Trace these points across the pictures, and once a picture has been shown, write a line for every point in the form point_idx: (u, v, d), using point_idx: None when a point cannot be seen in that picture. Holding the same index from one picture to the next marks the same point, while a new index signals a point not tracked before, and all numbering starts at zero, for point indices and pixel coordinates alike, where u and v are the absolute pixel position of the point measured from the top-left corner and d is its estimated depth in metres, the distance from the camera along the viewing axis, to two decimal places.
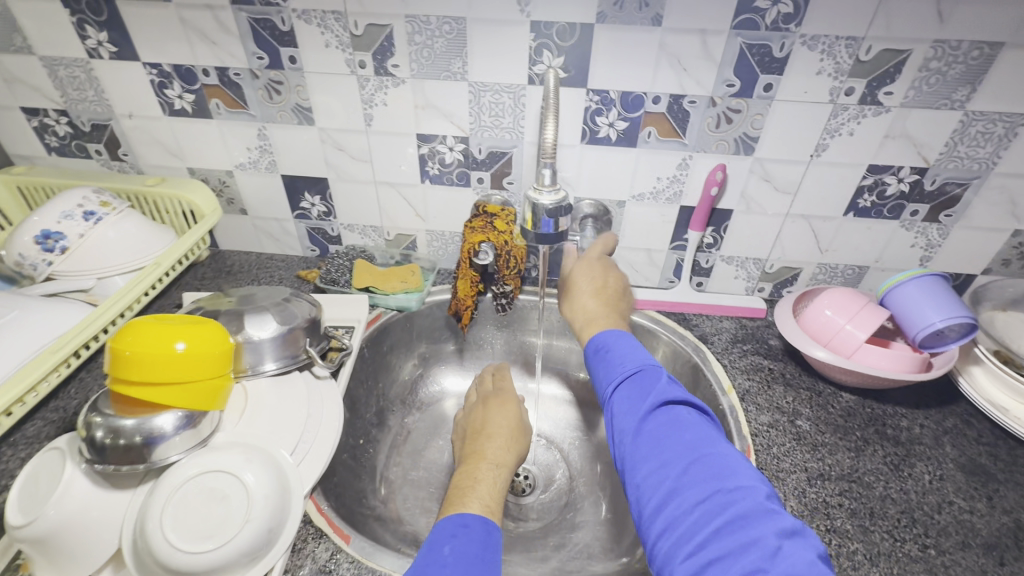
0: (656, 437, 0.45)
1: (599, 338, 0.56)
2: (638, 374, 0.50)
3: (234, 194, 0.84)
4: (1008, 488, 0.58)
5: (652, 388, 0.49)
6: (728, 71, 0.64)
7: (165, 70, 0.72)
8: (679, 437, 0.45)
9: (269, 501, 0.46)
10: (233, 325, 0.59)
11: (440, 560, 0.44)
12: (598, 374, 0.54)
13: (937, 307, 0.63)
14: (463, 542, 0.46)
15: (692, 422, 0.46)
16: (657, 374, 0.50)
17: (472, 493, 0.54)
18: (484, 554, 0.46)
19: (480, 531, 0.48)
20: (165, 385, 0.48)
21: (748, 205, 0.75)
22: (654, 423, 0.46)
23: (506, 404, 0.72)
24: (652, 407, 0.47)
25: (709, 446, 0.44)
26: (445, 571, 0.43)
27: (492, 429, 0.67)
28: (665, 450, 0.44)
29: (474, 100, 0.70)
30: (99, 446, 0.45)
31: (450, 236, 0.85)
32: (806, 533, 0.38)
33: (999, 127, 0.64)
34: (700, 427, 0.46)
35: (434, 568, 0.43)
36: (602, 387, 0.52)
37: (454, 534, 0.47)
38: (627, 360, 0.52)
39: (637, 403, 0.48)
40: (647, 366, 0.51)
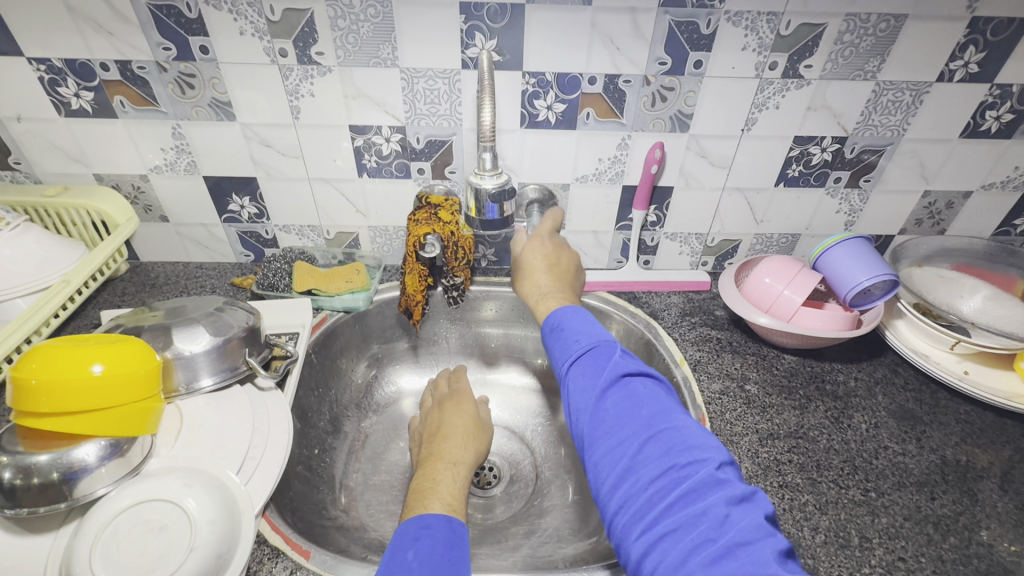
0: (612, 415, 0.46)
1: (556, 315, 0.56)
2: (592, 350, 0.50)
3: (151, 200, 0.78)
4: (933, 428, 0.63)
5: (606, 364, 0.49)
6: (659, 49, 0.65)
7: (55, 65, 0.64)
8: (634, 415, 0.45)
9: (216, 526, 0.43)
10: (159, 342, 0.54)
11: (406, 566, 0.42)
12: (553, 350, 0.53)
13: (863, 267, 0.67)
14: (428, 545, 0.45)
15: (647, 397, 0.46)
16: (611, 350, 0.50)
17: (433, 493, 0.53)
18: (452, 554, 0.45)
19: (444, 531, 0.47)
20: (84, 412, 0.43)
21: (687, 180, 0.77)
22: (610, 401, 0.46)
23: (460, 405, 0.71)
24: (607, 384, 0.47)
25: (663, 422, 0.44)
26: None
27: (449, 429, 0.66)
28: (620, 427, 0.45)
29: (407, 87, 0.67)
30: (9, 489, 0.40)
31: (394, 231, 0.82)
32: (755, 497, 0.40)
33: (907, 95, 0.69)
34: (657, 401, 0.46)
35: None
36: (557, 365, 0.52)
37: (417, 537, 0.46)
38: (582, 337, 0.52)
39: (593, 380, 0.48)
40: (601, 340, 0.51)
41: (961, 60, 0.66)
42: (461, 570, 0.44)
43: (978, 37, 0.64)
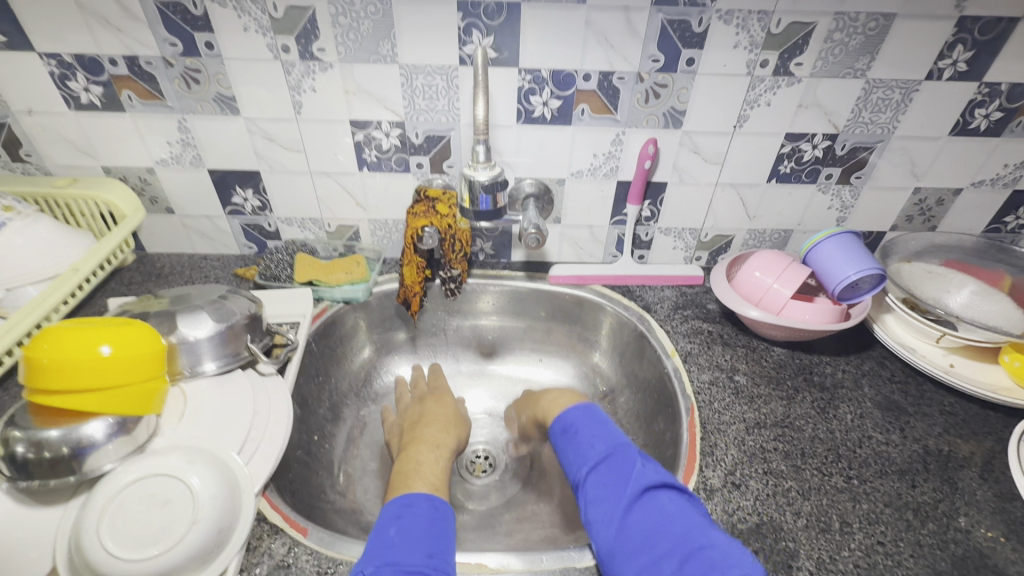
0: (642, 530, 0.47)
1: (567, 418, 0.63)
2: (610, 459, 0.55)
3: (157, 192, 0.80)
4: (917, 419, 0.64)
5: (632, 478, 0.52)
6: (652, 46, 0.66)
7: (65, 60, 0.66)
8: (666, 529, 0.47)
9: (218, 502, 0.45)
10: (164, 327, 0.56)
11: (386, 541, 0.47)
12: (567, 455, 0.59)
13: (851, 261, 0.68)
14: (410, 521, 0.49)
15: (678, 512, 0.48)
16: (633, 462, 0.53)
17: (417, 472, 0.58)
18: (433, 529, 0.49)
19: (426, 508, 0.51)
20: (92, 391, 0.45)
21: (680, 176, 0.78)
22: (637, 513, 0.49)
23: (441, 398, 0.76)
24: (633, 498, 0.50)
25: (695, 537, 0.45)
26: (391, 551, 0.46)
27: (430, 416, 0.71)
28: (653, 544, 0.46)
29: (407, 83, 0.69)
30: (21, 462, 0.43)
31: (393, 224, 0.84)
32: None
33: (896, 93, 0.70)
34: (687, 515, 0.48)
35: (386, 550, 0.46)
36: (576, 470, 0.56)
37: (399, 514, 0.50)
38: (598, 444, 0.57)
39: (618, 493, 0.51)
40: (616, 448, 0.56)
41: (950, 59, 0.67)
42: (443, 545, 0.48)
43: (966, 36, 0.65)
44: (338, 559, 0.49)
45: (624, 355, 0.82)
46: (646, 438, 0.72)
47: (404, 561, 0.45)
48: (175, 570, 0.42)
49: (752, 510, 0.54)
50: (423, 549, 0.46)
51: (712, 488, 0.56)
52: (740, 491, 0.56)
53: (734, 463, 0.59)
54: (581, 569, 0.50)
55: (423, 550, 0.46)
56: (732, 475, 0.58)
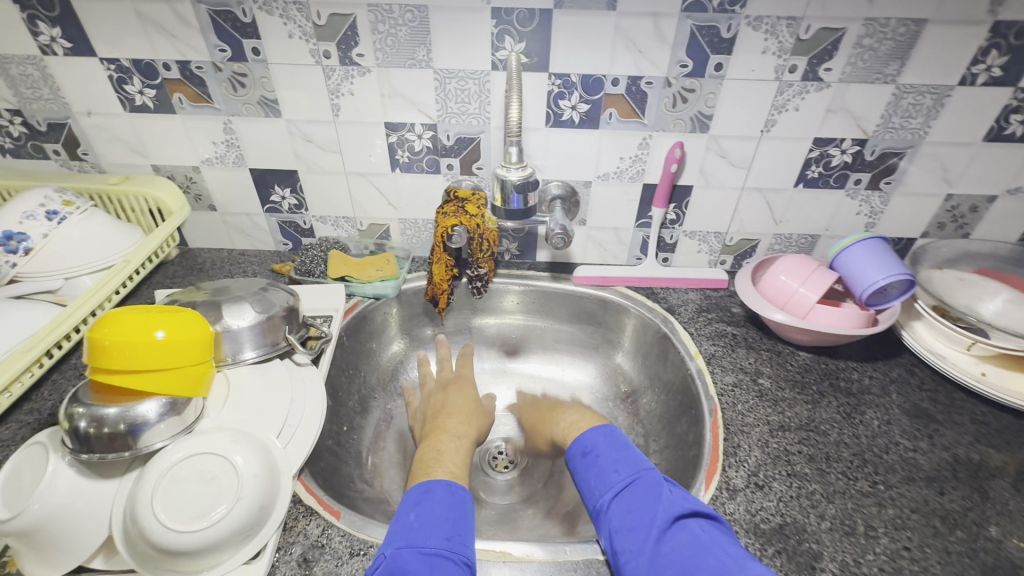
0: (676, 560, 0.46)
1: (587, 442, 0.62)
2: (636, 486, 0.54)
3: (201, 190, 0.84)
4: (947, 427, 0.64)
5: (662, 506, 0.51)
6: (681, 52, 0.67)
7: (123, 65, 0.71)
8: (700, 560, 0.45)
9: (259, 482, 0.48)
10: (210, 316, 0.60)
11: (406, 525, 0.49)
12: (588, 482, 0.58)
13: (879, 267, 0.68)
14: (428, 507, 0.51)
15: (711, 540, 0.47)
16: (661, 490, 0.53)
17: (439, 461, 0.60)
18: (452, 514, 0.51)
19: (443, 495, 0.53)
20: (147, 373, 0.48)
21: (706, 180, 0.79)
22: (670, 544, 0.47)
23: (464, 389, 0.78)
24: (664, 527, 0.49)
25: (735, 567, 0.44)
26: (411, 534, 0.48)
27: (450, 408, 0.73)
28: None
29: (440, 87, 0.72)
30: (83, 436, 0.45)
31: (423, 223, 0.87)
32: None
33: (928, 98, 0.69)
34: (720, 542, 0.46)
35: (406, 533, 0.48)
36: (598, 497, 0.55)
37: (419, 501, 0.52)
38: (621, 470, 0.56)
39: (647, 520, 0.50)
40: (642, 475, 0.55)
41: (984, 64, 0.66)
42: (462, 528, 0.50)
43: (1000, 41, 0.64)
44: (368, 542, 0.51)
45: (647, 357, 0.83)
46: (669, 439, 0.73)
47: (424, 544, 0.47)
48: (220, 544, 0.45)
49: (775, 511, 0.55)
50: (441, 534, 0.49)
51: (735, 488, 0.57)
52: (763, 492, 0.56)
53: (757, 465, 0.59)
54: (602, 561, 0.51)
55: (441, 532, 0.48)
56: (755, 476, 0.58)
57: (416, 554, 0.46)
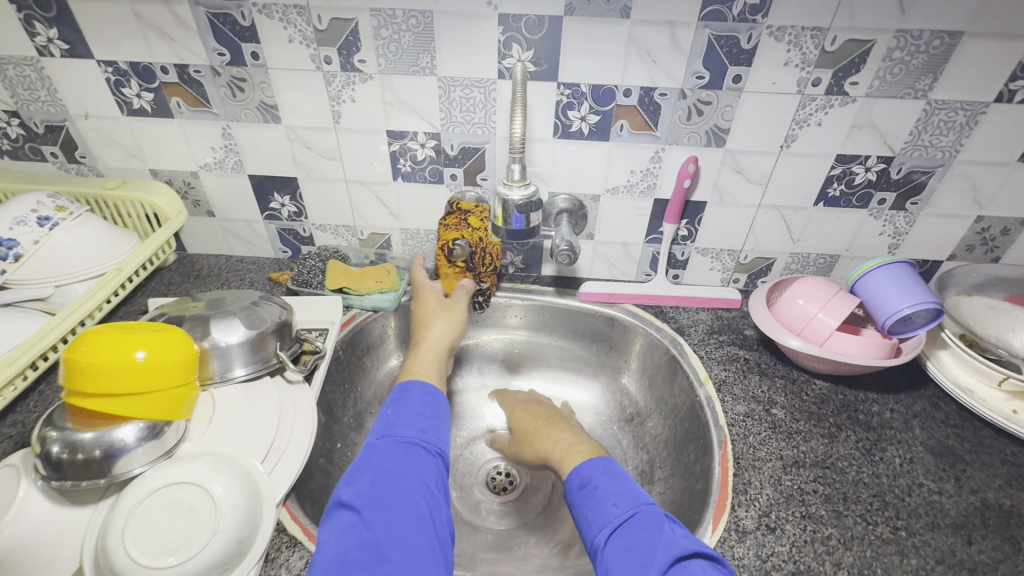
0: None
1: (584, 472, 0.56)
2: (634, 522, 0.49)
3: (200, 195, 0.82)
4: (975, 468, 0.60)
5: (660, 547, 0.46)
6: (697, 62, 0.64)
7: (120, 67, 0.69)
8: None
9: (239, 512, 0.45)
10: (198, 331, 0.57)
11: (385, 418, 0.56)
12: (586, 514, 0.52)
13: (905, 293, 0.64)
14: (405, 404, 0.57)
15: None
16: (660, 528, 0.48)
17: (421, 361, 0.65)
18: (426, 409, 0.57)
19: (419, 395, 0.59)
20: (125, 396, 0.46)
21: (721, 196, 0.75)
22: None
23: (423, 296, 0.73)
24: (663, 571, 0.44)
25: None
26: (391, 425, 0.55)
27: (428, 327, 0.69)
28: None
29: (444, 95, 0.69)
30: (56, 462, 0.43)
31: (425, 234, 0.84)
32: None
33: (960, 115, 0.65)
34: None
35: (385, 425, 0.55)
36: (594, 533, 0.50)
37: (397, 398, 0.59)
38: (620, 505, 0.51)
39: (646, 563, 0.45)
40: (640, 509, 0.50)
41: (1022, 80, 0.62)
42: (436, 421, 0.57)
43: None
44: None
45: (654, 379, 0.79)
46: (675, 468, 0.69)
47: (401, 433, 0.54)
48: None
49: (787, 557, 0.51)
50: (416, 424, 0.55)
51: (745, 530, 0.53)
52: (775, 535, 0.53)
53: (769, 504, 0.56)
54: None
55: (416, 425, 0.55)
56: (767, 517, 0.54)
57: (394, 443, 0.53)
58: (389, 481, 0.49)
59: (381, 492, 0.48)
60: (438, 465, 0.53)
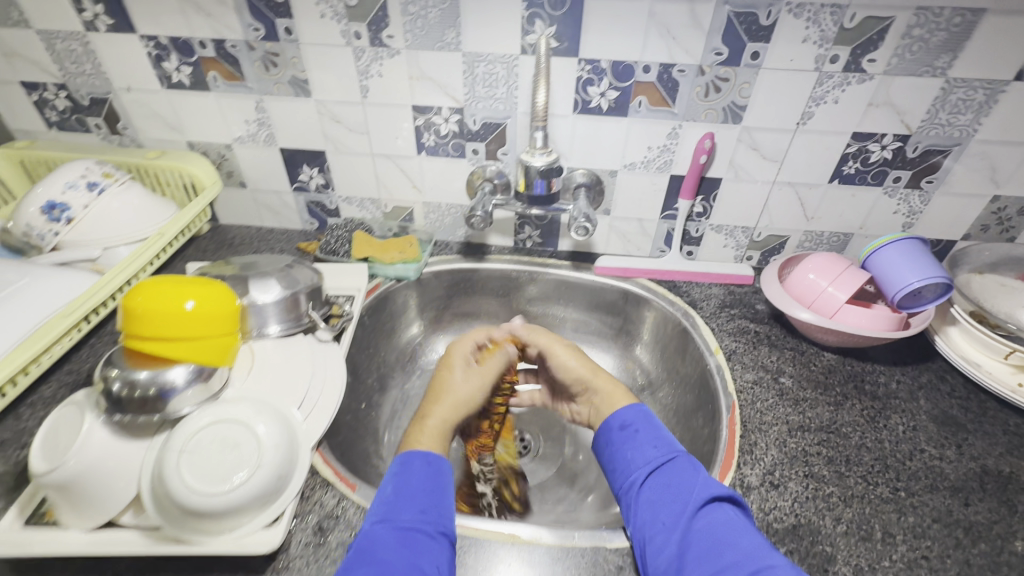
0: (705, 541, 0.45)
1: (626, 416, 0.58)
2: (672, 464, 0.52)
3: (233, 167, 0.86)
4: (977, 437, 0.61)
5: (698, 486, 0.49)
6: (716, 39, 0.66)
7: (161, 42, 0.73)
8: (736, 542, 0.44)
9: (280, 450, 0.49)
10: (237, 289, 0.62)
11: (382, 499, 0.49)
12: (625, 453, 0.55)
13: (914, 268, 0.66)
14: (405, 479, 0.51)
15: (743, 526, 0.46)
16: (697, 470, 0.51)
17: (426, 433, 0.57)
18: (428, 485, 0.51)
19: (422, 470, 0.52)
20: (176, 340, 0.50)
21: (736, 173, 0.77)
22: (703, 523, 0.46)
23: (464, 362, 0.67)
24: (698, 507, 0.47)
25: (765, 556, 0.43)
26: (390, 507, 0.48)
27: (449, 388, 0.63)
28: (720, 553, 0.43)
29: (469, 70, 0.71)
30: (116, 398, 0.47)
31: (446, 208, 0.87)
32: None
33: (979, 93, 0.66)
34: (752, 533, 0.45)
35: (384, 507, 0.48)
36: (632, 471, 0.53)
37: (396, 472, 0.52)
38: (659, 447, 0.54)
39: (684, 497, 0.48)
40: (678, 454, 0.53)
41: None
42: (439, 499, 0.50)
43: None
44: None
45: (666, 350, 0.82)
46: (683, 434, 0.72)
47: (400, 518, 0.47)
48: (240, 508, 0.47)
49: (789, 512, 0.54)
50: (418, 505, 0.49)
51: (749, 486, 0.56)
52: (778, 491, 0.56)
53: (773, 464, 0.58)
54: (609, 548, 0.51)
55: (417, 506, 0.48)
56: (771, 475, 0.57)
57: (391, 531, 0.46)
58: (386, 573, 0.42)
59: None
60: (443, 549, 0.47)
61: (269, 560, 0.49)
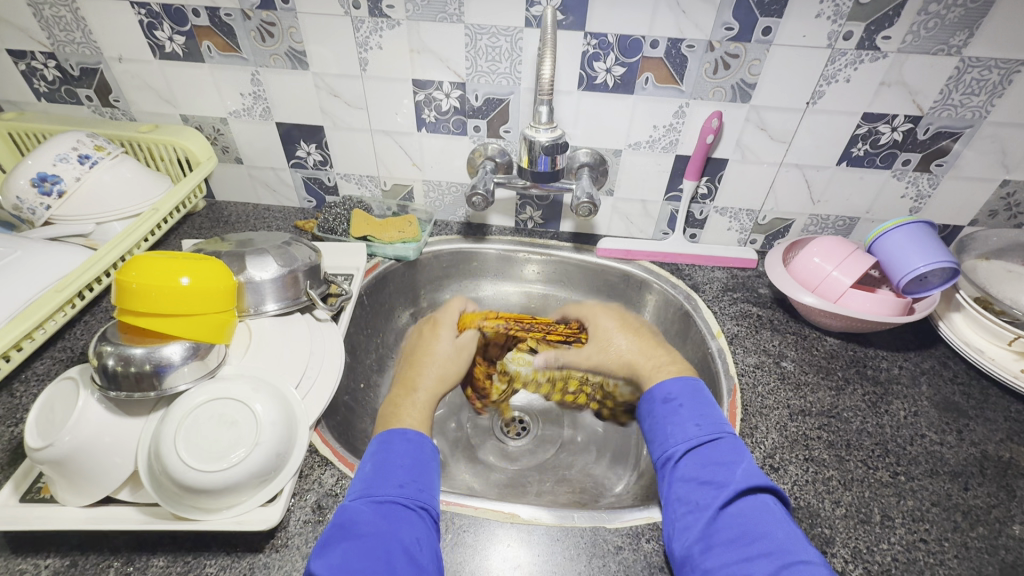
0: (737, 525, 0.45)
1: (672, 387, 0.58)
2: (714, 445, 0.51)
3: (229, 142, 0.84)
4: (977, 423, 0.61)
5: (737, 470, 0.49)
6: (727, 13, 0.63)
7: (153, 10, 0.70)
8: (767, 531, 0.44)
9: (278, 429, 0.49)
10: (234, 266, 0.60)
11: (362, 476, 0.49)
12: (667, 429, 0.55)
13: (921, 252, 0.65)
14: (385, 456, 0.51)
15: (778, 517, 0.45)
16: (739, 455, 0.50)
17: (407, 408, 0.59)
18: (408, 462, 0.50)
19: (399, 444, 0.52)
20: (172, 316, 0.49)
21: (743, 153, 0.76)
22: (738, 508, 0.46)
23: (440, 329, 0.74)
24: (734, 492, 0.47)
25: (797, 551, 0.42)
26: (369, 484, 0.48)
27: (431, 351, 0.70)
28: (749, 541, 0.44)
29: (471, 43, 0.69)
30: (111, 373, 0.47)
31: (447, 186, 0.85)
32: None
33: (994, 74, 0.64)
34: (789, 525, 0.45)
35: (363, 483, 0.48)
36: (671, 446, 0.53)
37: (376, 451, 0.52)
38: (703, 425, 0.53)
39: (721, 479, 0.48)
40: (722, 435, 0.52)
41: None
42: (420, 475, 0.50)
43: None
44: None
45: (666, 334, 0.82)
46: None
47: (379, 492, 0.47)
48: (237, 487, 0.46)
49: (788, 494, 0.54)
50: (395, 481, 0.48)
51: None
52: (777, 474, 0.56)
53: (773, 447, 0.58)
54: (609, 530, 0.51)
55: (396, 480, 0.48)
56: (771, 458, 0.57)
57: (369, 504, 0.46)
58: (363, 546, 0.42)
59: (356, 563, 0.41)
60: (422, 521, 0.46)
61: (269, 537, 0.49)
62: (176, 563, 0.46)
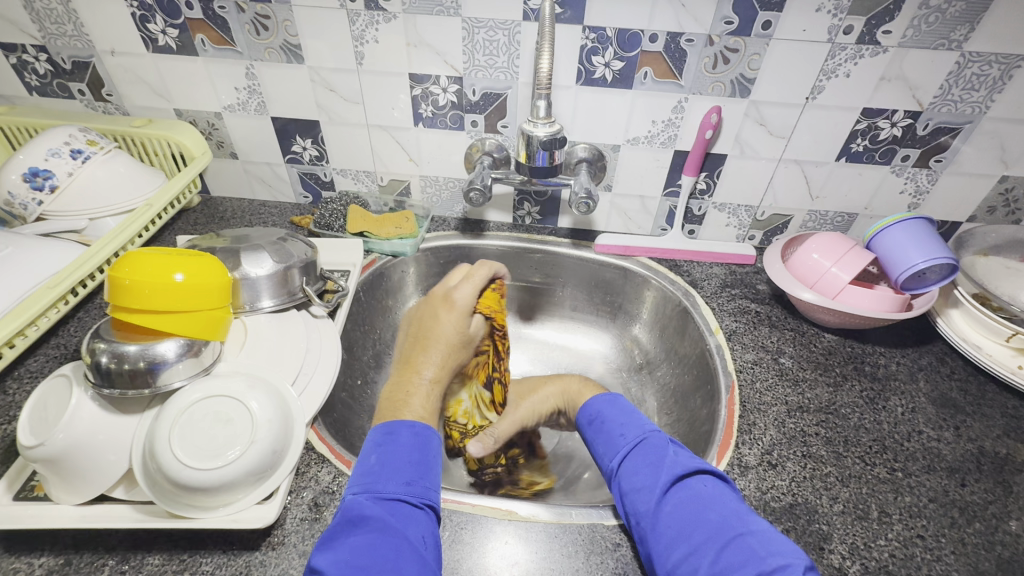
0: (677, 521, 0.44)
1: (591, 408, 0.61)
2: (642, 447, 0.52)
3: (224, 137, 0.83)
4: (975, 419, 0.61)
5: (664, 465, 0.49)
6: (726, 7, 0.63)
7: (145, 2, 0.69)
8: (703, 517, 0.44)
9: (274, 426, 0.48)
10: (229, 262, 0.60)
11: (366, 469, 0.48)
12: (598, 445, 0.56)
13: (920, 248, 0.65)
14: (391, 450, 0.50)
15: (713, 497, 0.45)
16: (664, 449, 0.51)
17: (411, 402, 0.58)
18: (415, 457, 0.50)
19: (408, 438, 0.52)
20: (167, 313, 0.49)
21: (742, 149, 0.75)
22: (671, 503, 0.46)
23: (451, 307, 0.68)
24: (666, 487, 0.47)
25: (734, 525, 0.42)
26: (372, 478, 0.47)
27: (439, 333, 0.66)
28: (688, 534, 0.43)
29: (468, 37, 0.68)
30: (105, 371, 0.46)
31: (444, 181, 0.85)
32: None
33: (994, 69, 0.64)
34: (723, 501, 0.45)
35: (367, 478, 0.47)
36: (607, 461, 0.53)
37: (380, 442, 0.51)
38: (627, 434, 0.54)
39: (650, 479, 0.48)
40: (648, 435, 0.53)
41: None
42: (425, 471, 0.50)
43: None
44: None
45: (665, 330, 0.81)
46: (681, 413, 0.72)
47: (383, 489, 0.46)
48: (233, 484, 0.46)
49: (786, 491, 0.54)
50: (401, 477, 0.48)
51: (747, 465, 0.56)
52: (776, 471, 0.56)
53: (772, 443, 0.58)
54: (606, 528, 0.51)
55: (402, 477, 0.48)
56: (769, 454, 0.57)
57: (376, 500, 0.45)
58: (372, 543, 0.41)
59: (364, 558, 0.40)
60: (428, 520, 0.46)
61: (265, 534, 0.48)
62: (171, 562, 0.46)
